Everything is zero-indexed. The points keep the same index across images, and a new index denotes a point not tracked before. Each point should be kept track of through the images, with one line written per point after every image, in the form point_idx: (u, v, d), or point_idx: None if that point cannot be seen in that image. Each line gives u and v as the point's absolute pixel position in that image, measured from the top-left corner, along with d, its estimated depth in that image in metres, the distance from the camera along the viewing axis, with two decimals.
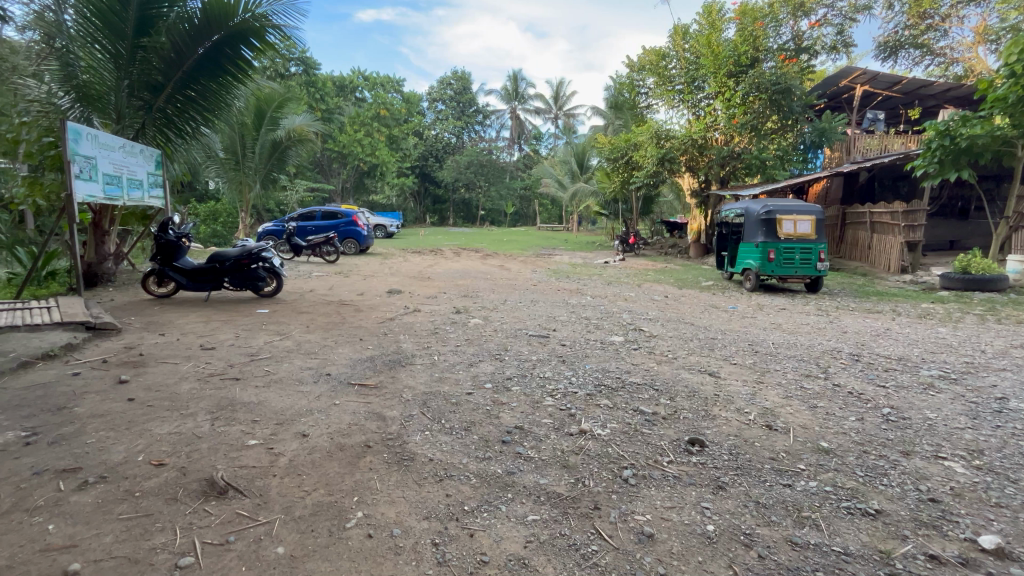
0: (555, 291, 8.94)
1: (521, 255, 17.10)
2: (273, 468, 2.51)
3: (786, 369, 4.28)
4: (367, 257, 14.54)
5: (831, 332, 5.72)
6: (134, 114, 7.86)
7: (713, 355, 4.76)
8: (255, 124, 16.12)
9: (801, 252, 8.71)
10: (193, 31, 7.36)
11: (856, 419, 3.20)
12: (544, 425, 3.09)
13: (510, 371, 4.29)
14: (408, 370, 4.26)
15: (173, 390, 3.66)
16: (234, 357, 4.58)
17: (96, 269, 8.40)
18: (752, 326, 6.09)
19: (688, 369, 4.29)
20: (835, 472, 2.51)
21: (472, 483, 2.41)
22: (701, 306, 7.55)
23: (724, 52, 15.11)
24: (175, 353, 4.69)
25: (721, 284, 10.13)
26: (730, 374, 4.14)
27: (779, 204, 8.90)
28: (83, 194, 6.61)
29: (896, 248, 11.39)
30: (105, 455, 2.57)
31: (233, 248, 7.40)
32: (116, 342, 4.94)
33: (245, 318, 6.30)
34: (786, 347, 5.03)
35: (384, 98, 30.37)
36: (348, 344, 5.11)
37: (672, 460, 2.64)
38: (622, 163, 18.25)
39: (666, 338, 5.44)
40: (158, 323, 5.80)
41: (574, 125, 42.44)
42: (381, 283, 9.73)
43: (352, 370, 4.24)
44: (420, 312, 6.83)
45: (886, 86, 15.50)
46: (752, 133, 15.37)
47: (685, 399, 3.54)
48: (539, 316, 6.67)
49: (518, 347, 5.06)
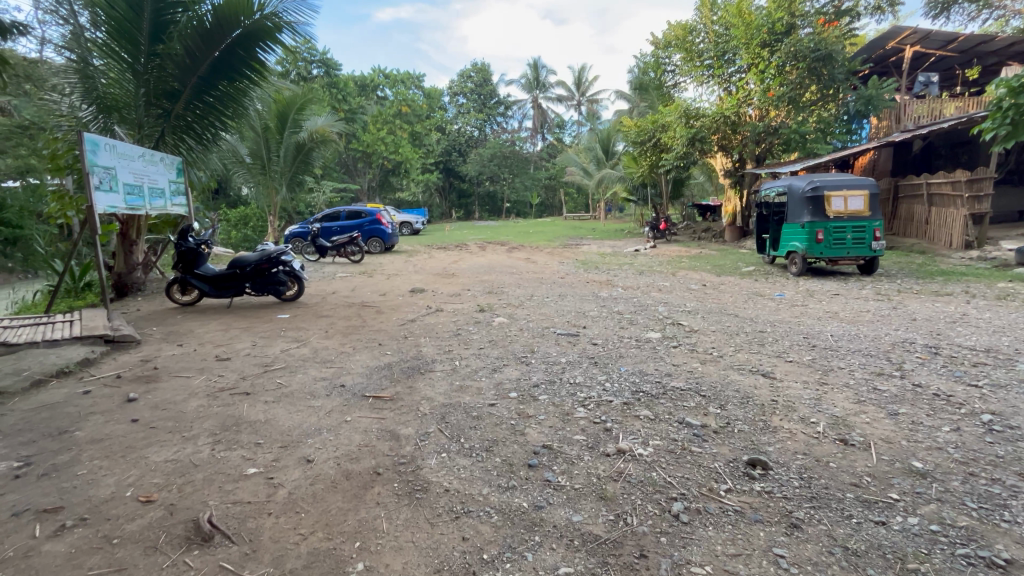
0: (584, 284, 8.50)
1: (548, 247, 16.65)
2: (270, 504, 2.23)
3: (853, 367, 3.74)
4: (392, 255, 14.40)
5: (897, 320, 5.09)
6: (154, 122, 7.80)
7: (764, 352, 4.25)
8: (279, 128, 16.17)
9: (853, 231, 7.96)
10: (206, 33, 7.16)
11: (951, 430, 2.68)
12: (576, 442, 2.72)
13: (538, 376, 3.91)
14: (427, 378, 3.94)
15: (179, 408, 3.46)
16: (247, 368, 4.37)
17: (127, 279, 8.47)
18: (805, 316, 5.51)
19: (738, 369, 3.81)
20: (938, 504, 2.05)
21: (492, 522, 2.07)
22: (743, 294, 6.96)
23: (756, 21, 14.15)
24: (189, 365, 4.52)
25: (763, 269, 9.44)
26: (789, 375, 3.63)
27: (826, 179, 8.14)
28: (104, 206, 6.56)
29: (959, 222, 10.39)
30: (92, 490, 2.36)
31: (253, 252, 7.27)
32: (133, 356, 4.82)
33: (265, 324, 6.14)
34: (849, 340, 4.45)
35: (405, 94, 30.29)
36: (366, 350, 4.84)
37: (730, 489, 2.22)
38: (649, 146, 17.50)
39: (708, 333, 4.94)
40: (178, 333, 5.70)
41: (598, 110, 41.33)
42: (404, 282, 9.48)
43: (370, 380, 3.96)
44: (442, 312, 6.53)
45: (939, 45, 14.19)
46: (790, 106, 14.41)
47: (737, 407, 3.10)
48: (568, 312, 6.25)
49: (545, 348, 4.66)
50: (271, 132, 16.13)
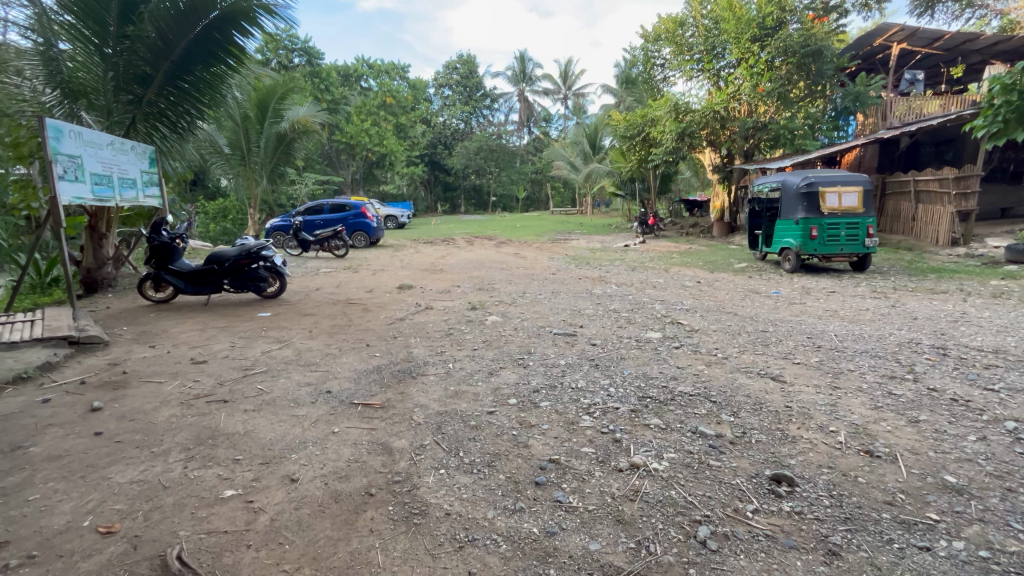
0: (576, 281, 8.30)
1: (537, 242, 16.43)
2: (250, 533, 1.99)
3: (863, 369, 3.61)
4: (377, 250, 14.04)
5: (899, 319, 5.00)
6: (124, 109, 7.35)
7: (770, 353, 4.11)
8: (259, 117, 15.62)
9: (847, 228, 7.91)
10: (179, 15, 6.73)
11: (978, 439, 2.56)
12: (585, 456, 2.54)
13: (538, 381, 3.70)
14: (420, 383, 3.71)
15: (150, 418, 3.17)
16: (225, 373, 4.07)
17: (97, 274, 8.02)
18: (805, 314, 5.40)
19: (745, 373, 3.66)
20: (981, 525, 1.91)
21: (501, 552, 1.87)
22: (739, 292, 6.85)
23: (747, 15, 14.06)
24: (162, 370, 4.20)
25: (756, 266, 9.37)
26: (800, 379, 3.49)
27: (821, 175, 8.07)
28: (71, 196, 6.14)
29: (946, 219, 10.48)
30: (44, 519, 2.08)
31: (232, 247, 6.91)
32: (100, 359, 4.49)
33: (244, 324, 5.81)
34: (853, 340, 4.34)
35: (389, 85, 29.64)
36: (353, 352, 4.57)
37: (757, 510, 2.04)
38: (638, 140, 17.36)
39: (710, 332, 4.78)
40: (151, 334, 5.35)
41: (584, 105, 41.14)
42: (391, 278, 9.16)
43: (359, 385, 3.71)
44: (432, 310, 6.27)
45: (926, 43, 14.27)
46: (779, 102, 14.39)
47: (751, 414, 2.94)
48: (563, 310, 6.05)
49: (542, 349, 4.46)
50: (250, 121, 15.59)
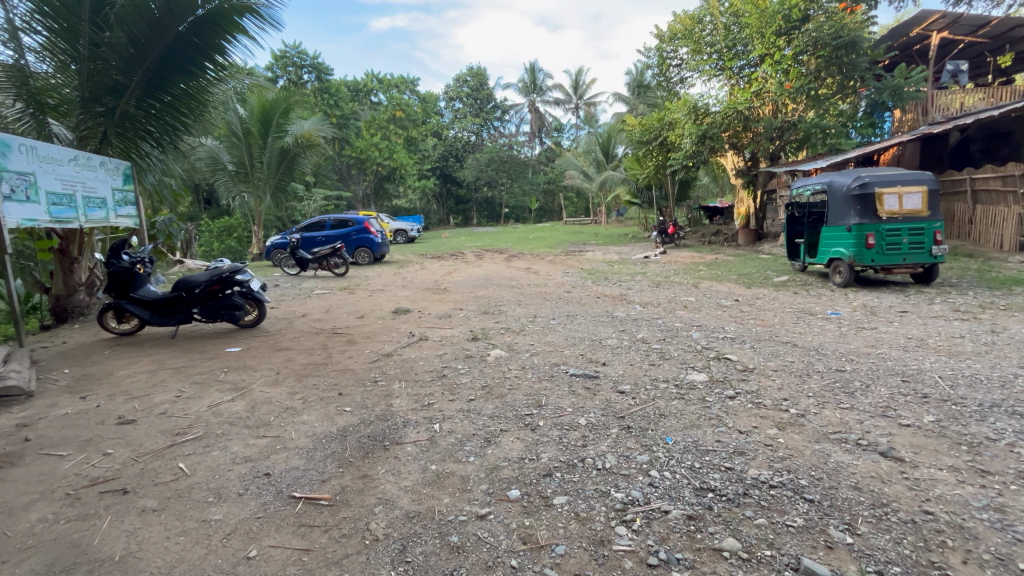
0: (595, 301, 7.31)
1: (551, 254, 15.55)
2: None
3: (1010, 439, 2.56)
4: (380, 267, 13.23)
5: (1014, 353, 3.88)
6: (94, 121, 6.45)
7: (862, 408, 3.05)
8: (262, 132, 14.97)
9: (910, 234, 6.80)
10: (153, 19, 5.85)
11: None
12: None
13: (551, 454, 2.71)
14: (391, 460, 2.75)
15: (7, 526, 2.27)
16: (149, 441, 3.17)
17: (66, 302, 7.28)
18: (884, 345, 4.33)
19: (837, 443, 2.62)
20: None
21: None
22: (790, 313, 5.80)
23: (771, 8, 12.96)
24: (75, 434, 3.33)
25: (799, 279, 8.27)
26: (924, 457, 2.44)
27: (876, 174, 6.97)
28: (20, 218, 5.31)
29: (1012, 221, 9.27)
30: None
31: (203, 272, 6.08)
32: (9, 419, 3.63)
33: (205, 363, 4.94)
34: (967, 387, 3.26)
35: (399, 99, 29.20)
36: (319, 406, 3.63)
37: None
38: (655, 145, 16.36)
39: (770, 374, 3.73)
40: (92, 378, 4.53)
41: (595, 114, 40.30)
42: (388, 300, 8.26)
43: (309, 464, 2.74)
44: (425, 343, 5.32)
45: (970, 30, 13.13)
46: (808, 100, 13.23)
47: (878, 528, 1.93)
48: (581, 341, 5.05)
49: (556, 401, 3.47)
50: (253, 137, 14.95)
